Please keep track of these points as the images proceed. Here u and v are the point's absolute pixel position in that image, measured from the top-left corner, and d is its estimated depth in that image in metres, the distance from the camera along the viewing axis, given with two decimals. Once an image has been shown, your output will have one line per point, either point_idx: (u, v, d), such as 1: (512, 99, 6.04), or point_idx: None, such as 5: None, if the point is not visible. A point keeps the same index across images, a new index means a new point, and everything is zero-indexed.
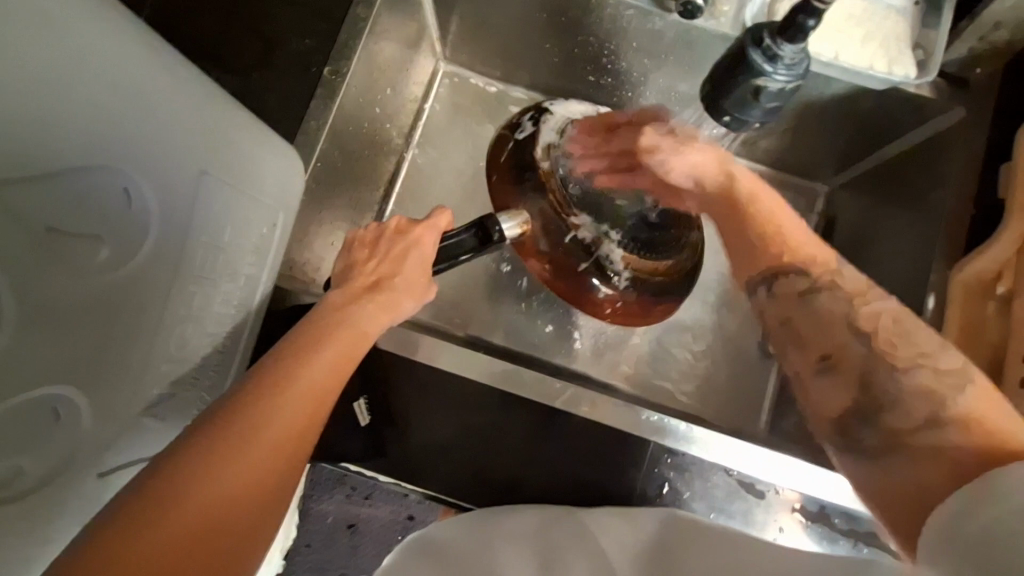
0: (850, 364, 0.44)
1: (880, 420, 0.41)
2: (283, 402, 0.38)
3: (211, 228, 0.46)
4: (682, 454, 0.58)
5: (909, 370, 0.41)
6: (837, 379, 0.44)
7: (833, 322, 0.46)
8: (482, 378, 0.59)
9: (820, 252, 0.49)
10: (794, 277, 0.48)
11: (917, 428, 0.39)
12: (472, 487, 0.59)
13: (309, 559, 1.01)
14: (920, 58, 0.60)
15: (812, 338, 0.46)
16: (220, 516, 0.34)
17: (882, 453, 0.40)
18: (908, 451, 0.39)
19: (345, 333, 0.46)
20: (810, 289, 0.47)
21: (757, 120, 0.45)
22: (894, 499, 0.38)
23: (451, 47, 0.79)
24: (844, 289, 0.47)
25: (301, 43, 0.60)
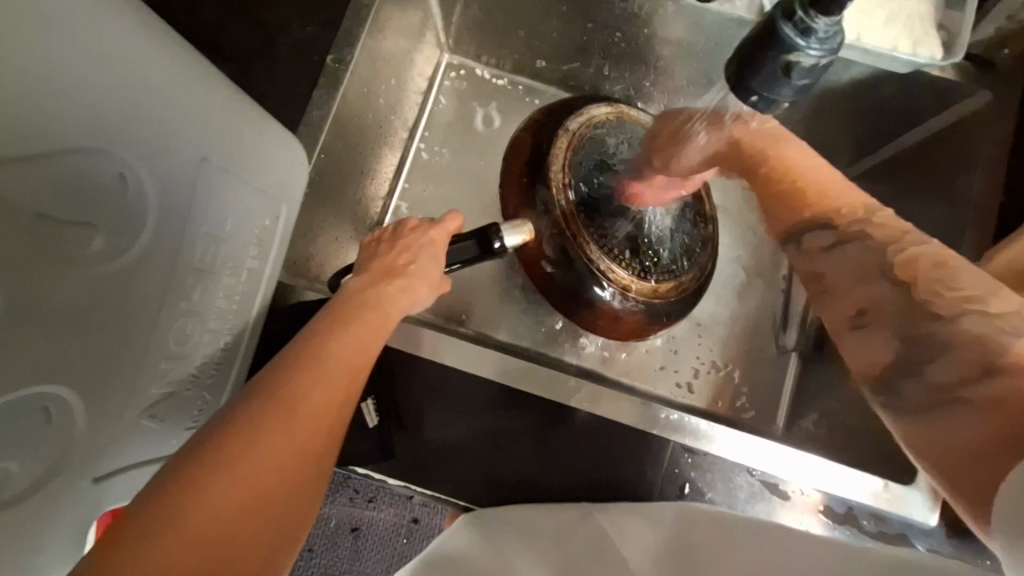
0: (882, 315, 0.43)
1: (927, 375, 0.39)
2: (310, 384, 0.36)
3: (211, 218, 0.44)
4: (702, 453, 0.56)
5: (956, 317, 0.39)
6: (872, 329, 0.43)
7: (867, 272, 0.44)
8: (495, 377, 0.57)
9: (855, 200, 0.48)
10: (815, 234, 0.48)
11: (973, 377, 0.37)
12: (484, 489, 0.57)
13: (311, 564, 0.99)
14: (945, 39, 0.57)
15: (846, 290, 0.45)
16: (253, 505, 0.32)
17: (929, 407, 0.39)
18: (967, 408, 0.36)
19: (368, 315, 0.44)
20: (841, 240, 0.46)
21: (788, 98, 0.43)
22: (963, 458, 0.35)
23: (456, 37, 0.77)
24: (875, 238, 0.45)
25: (302, 31, 0.58)
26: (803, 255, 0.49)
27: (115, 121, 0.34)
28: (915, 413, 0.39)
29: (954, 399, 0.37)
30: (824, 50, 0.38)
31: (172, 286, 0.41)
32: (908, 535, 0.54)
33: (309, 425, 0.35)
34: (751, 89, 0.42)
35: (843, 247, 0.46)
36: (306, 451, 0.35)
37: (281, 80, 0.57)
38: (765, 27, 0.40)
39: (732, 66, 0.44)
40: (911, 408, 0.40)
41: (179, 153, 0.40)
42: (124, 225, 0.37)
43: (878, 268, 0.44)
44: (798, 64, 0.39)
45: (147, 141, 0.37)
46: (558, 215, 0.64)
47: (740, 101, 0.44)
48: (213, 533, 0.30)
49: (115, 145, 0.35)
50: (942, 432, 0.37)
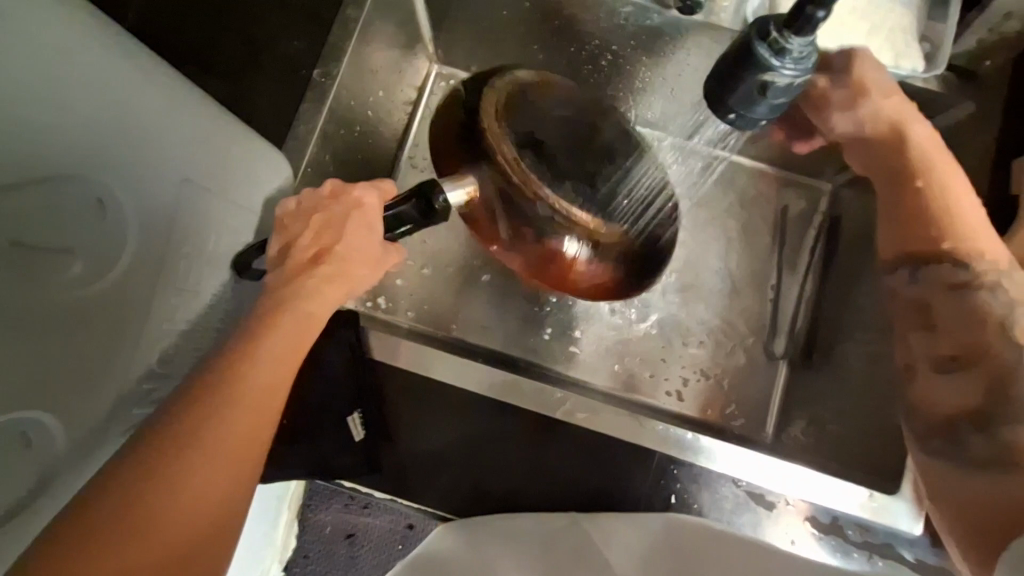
0: (985, 368, 0.45)
1: (1006, 432, 0.43)
2: (213, 424, 0.35)
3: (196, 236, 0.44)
4: (688, 464, 0.56)
5: None
6: (962, 377, 0.46)
7: (977, 321, 0.47)
8: (480, 390, 0.57)
9: (989, 245, 0.49)
10: (947, 270, 0.49)
11: None
12: (470, 499, 0.58)
13: (306, 570, 0.99)
14: (927, 50, 0.57)
15: (949, 329, 0.48)
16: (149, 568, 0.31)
17: (982, 463, 0.43)
18: (1021, 470, 0.41)
19: (292, 320, 0.41)
20: (965, 284, 0.48)
21: (765, 116, 0.43)
22: (989, 512, 0.41)
23: (445, 48, 0.77)
24: (1009, 292, 0.47)
25: (289, 45, 0.60)
26: (920, 285, 0.51)
27: (89, 149, 0.37)
28: (970, 464, 0.44)
29: (1014, 463, 0.41)
30: (798, 70, 0.39)
31: (156, 306, 0.42)
32: (892, 543, 0.55)
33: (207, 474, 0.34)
34: (728, 106, 0.43)
35: (960, 295, 0.48)
36: (202, 502, 0.33)
37: (270, 94, 0.59)
38: (740, 47, 0.40)
39: (709, 84, 0.44)
40: (967, 459, 0.44)
41: (160, 175, 0.41)
42: (102, 249, 0.38)
43: (981, 318, 0.46)
44: (772, 84, 0.40)
45: (125, 168, 0.39)
46: (498, 164, 0.52)
47: (718, 117, 0.45)
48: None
49: (97, 172, 0.37)
50: (968, 488, 0.43)
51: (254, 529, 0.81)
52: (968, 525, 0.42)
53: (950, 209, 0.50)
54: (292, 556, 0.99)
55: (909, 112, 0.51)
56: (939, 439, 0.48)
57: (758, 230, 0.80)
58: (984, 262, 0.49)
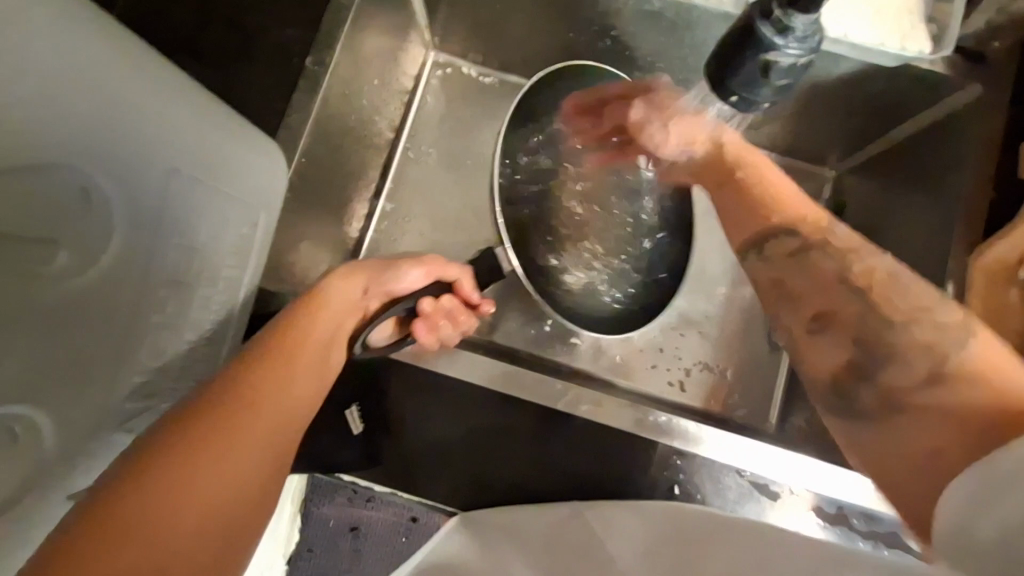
0: (844, 322, 0.43)
1: (881, 380, 0.41)
2: (234, 412, 0.40)
3: (185, 228, 0.43)
4: (692, 455, 0.55)
5: (903, 326, 0.41)
6: (828, 335, 0.44)
7: (827, 283, 0.45)
8: (483, 382, 0.56)
9: (808, 211, 0.49)
10: (787, 239, 0.47)
11: (917, 386, 0.39)
12: (473, 492, 0.57)
13: (312, 561, 1.01)
14: (935, 32, 0.56)
15: (805, 296, 0.45)
16: (191, 539, 0.35)
17: (876, 415, 0.40)
18: (911, 414, 0.39)
19: (314, 341, 0.51)
20: (802, 249, 0.46)
21: (768, 100, 0.42)
22: (899, 465, 0.38)
23: (442, 36, 0.76)
24: (835, 247, 0.46)
25: (283, 34, 0.59)
26: (771, 262, 0.47)
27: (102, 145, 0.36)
28: (874, 420, 0.40)
29: (901, 405, 0.39)
30: (803, 50, 0.38)
31: (143, 303, 0.41)
32: (898, 532, 0.53)
33: (226, 475, 0.37)
34: (730, 88, 0.41)
35: (801, 259, 0.46)
36: (225, 487, 0.37)
37: (263, 87, 0.58)
38: (745, 26, 0.39)
39: (712, 64, 0.42)
40: (858, 412, 0.41)
41: (147, 163, 0.39)
42: (92, 241, 0.37)
43: (838, 279, 0.44)
44: (776, 64, 0.38)
45: (114, 154, 0.37)
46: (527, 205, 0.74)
47: (720, 99, 0.43)
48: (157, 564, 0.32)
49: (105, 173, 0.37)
50: (899, 442, 0.39)
51: None
52: (908, 501, 0.37)
53: (756, 192, 0.51)
54: (297, 548, 1.00)
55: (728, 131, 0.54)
56: (829, 400, 0.43)
57: None
58: (809, 224, 0.48)
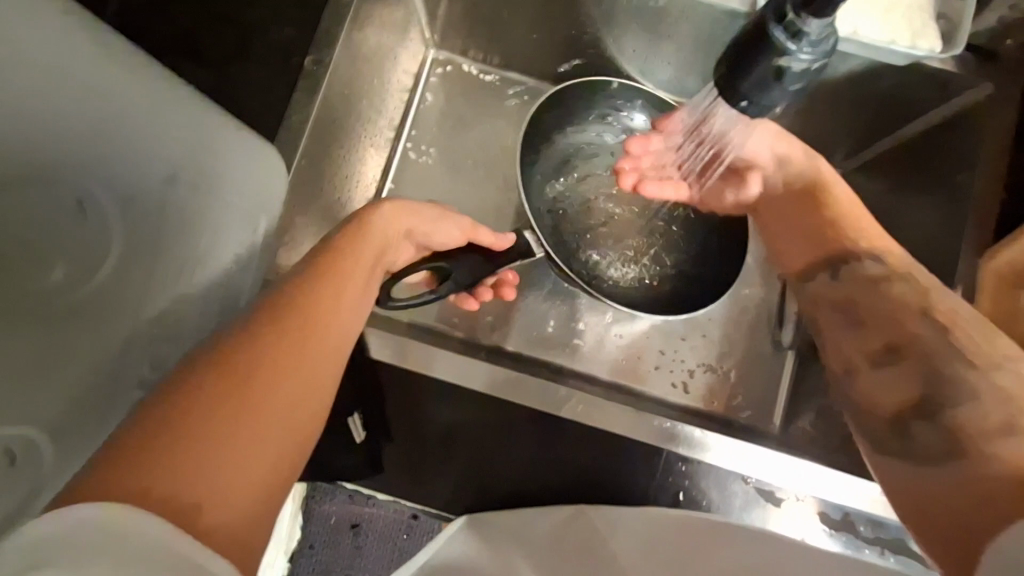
0: (913, 354, 0.43)
1: (947, 418, 0.39)
2: (253, 358, 0.35)
3: (169, 219, 0.45)
4: (697, 462, 0.54)
5: (986, 370, 0.40)
6: (894, 369, 0.44)
7: (904, 311, 0.46)
8: (481, 388, 0.54)
9: (892, 246, 0.52)
10: (869, 265, 0.50)
11: (991, 429, 0.37)
12: (476, 488, 0.61)
13: (313, 559, 1.00)
14: (945, 30, 0.55)
15: (873, 323, 0.47)
16: (212, 498, 0.30)
17: (928, 457, 0.39)
18: (967, 461, 0.37)
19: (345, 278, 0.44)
20: (886, 278, 0.48)
21: (780, 105, 0.41)
22: (946, 521, 0.37)
23: (442, 33, 0.75)
24: (919, 280, 0.47)
25: (280, 33, 0.58)
26: (845, 283, 0.51)
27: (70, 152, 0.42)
28: (918, 459, 0.40)
29: (962, 451, 0.38)
30: (815, 55, 0.37)
31: (145, 288, 0.45)
32: (902, 538, 0.53)
33: (253, 429, 0.33)
34: (740, 93, 0.40)
35: (880, 283, 0.48)
36: (250, 444, 0.32)
37: (262, 86, 0.57)
38: (755, 30, 0.38)
39: (721, 69, 0.41)
40: (921, 454, 0.40)
41: (143, 164, 0.44)
42: (100, 244, 0.44)
43: (909, 308, 0.46)
44: (788, 69, 0.37)
45: (101, 164, 0.44)
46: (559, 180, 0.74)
47: (729, 105, 0.41)
48: (189, 505, 0.29)
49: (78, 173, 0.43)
50: (927, 487, 0.39)
51: None
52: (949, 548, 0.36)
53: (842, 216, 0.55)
54: (298, 545, 0.99)
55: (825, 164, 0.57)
56: (877, 436, 0.44)
57: None
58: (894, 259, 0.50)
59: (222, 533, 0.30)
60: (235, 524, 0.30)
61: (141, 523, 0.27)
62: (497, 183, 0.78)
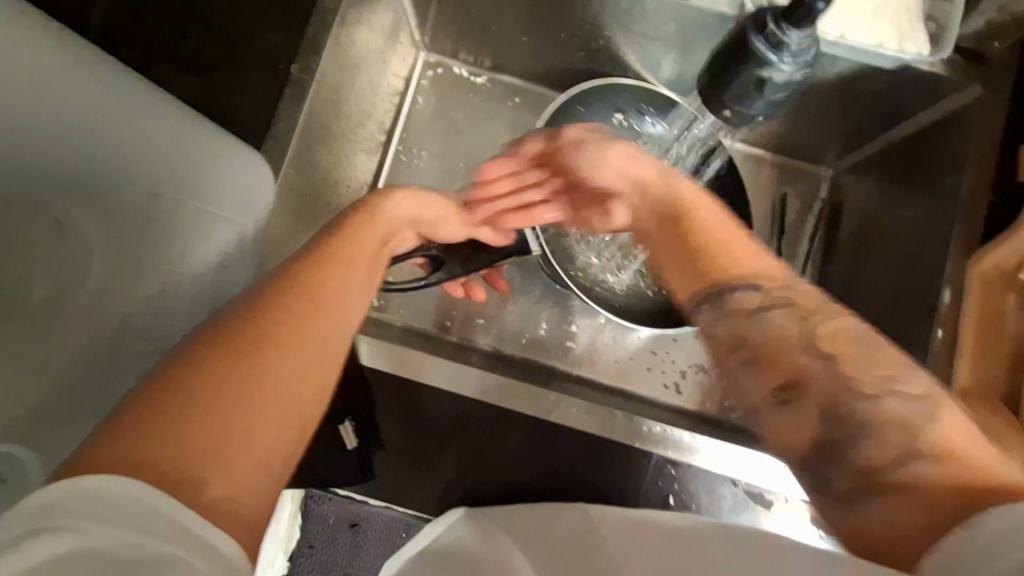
0: (812, 392, 0.39)
1: (851, 458, 0.37)
2: (269, 329, 0.35)
3: (153, 225, 0.45)
4: (685, 464, 0.55)
5: (878, 397, 0.37)
6: (798, 409, 0.39)
7: (783, 344, 0.40)
8: (472, 395, 0.55)
9: (757, 265, 0.45)
10: (743, 293, 0.43)
11: (892, 462, 0.35)
12: (469, 492, 0.60)
13: (312, 559, 1.01)
14: (933, 32, 0.55)
15: (771, 359, 0.41)
16: (201, 465, 0.29)
17: (850, 496, 0.37)
18: (888, 494, 0.35)
19: (358, 264, 0.43)
20: (762, 305, 0.42)
21: (762, 113, 0.41)
22: (871, 544, 0.35)
23: (432, 35, 0.75)
24: (798, 303, 0.42)
25: (268, 40, 0.58)
26: (728, 320, 0.43)
27: (55, 174, 0.41)
28: (843, 498, 0.37)
29: (880, 484, 0.35)
30: (796, 65, 0.37)
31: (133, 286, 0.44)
32: None
33: (258, 399, 0.32)
34: (723, 103, 0.41)
35: (762, 314, 0.42)
36: (246, 414, 0.32)
37: (249, 94, 0.57)
38: (736, 41, 0.38)
39: (704, 79, 0.42)
40: (832, 490, 0.38)
41: (128, 175, 0.44)
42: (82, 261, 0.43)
43: (800, 341, 0.40)
44: (769, 80, 0.38)
45: (82, 172, 0.42)
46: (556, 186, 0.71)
47: (713, 113, 0.43)
48: (191, 482, 0.29)
49: (58, 197, 0.42)
50: (858, 521, 0.36)
51: None
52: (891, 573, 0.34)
53: (710, 236, 0.47)
54: (297, 545, 1.00)
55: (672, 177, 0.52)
56: (846, 497, 0.37)
57: (760, 219, 0.78)
58: (748, 281, 0.44)
59: (225, 509, 0.29)
60: (239, 505, 0.30)
61: (147, 495, 0.27)
62: None
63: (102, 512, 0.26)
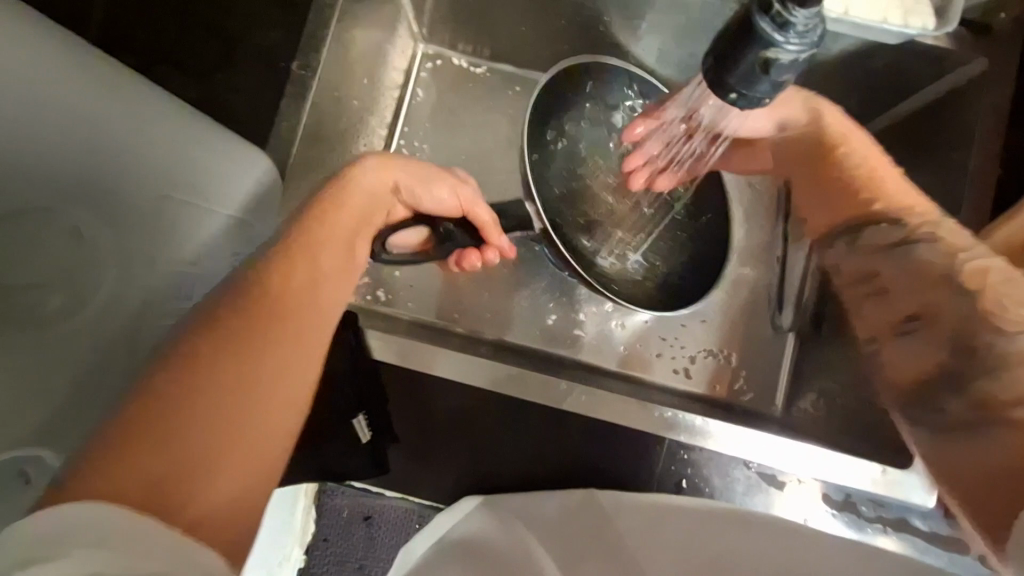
0: (930, 312, 0.43)
1: (972, 388, 0.40)
2: (231, 331, 0.36)
3: (149, 223, 0.44)
4: (699, 449, 0.55)
5: (1015, 335, 0.39)
6: (922, 336, 0.43)
7: (925, 278, 0.44)
8: (485, 385, 0.55)
9: (917, 202, 0.48)
10: (924, 248, 0.45)
11: (1017, 400, 0.37)
12: (480, 480, 0.61)
13: (327, 551, 1.02)
14: (937, 5, 0.54)
15: (902, 295, 0.46)
16: (171, 484, 0.30)
17: (967, 426, 0.40)
18: (1009, 427, 0.37)
19: (334, 235, 0.45)
20: (905, 240, 0.46)
21: (767, 95, 0.41)
22: (983, 484, 0.38)
23: (430, 27, 0.74)
24: (945, 242, 0.45)
25: (265, 38, 0.58)
26: (858, 254, 0.50)
27: (53, 178, 0.40)
28: (957, 429, 0.40)
29: (1010, 422, 0.37)
30: (803, 45, 0.36)
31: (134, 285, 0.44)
32: (905, 517, 0.54)
33: (227, 410, 0.33)
34: (728, 86, 0.41)
35: (901, 250, 0.46)
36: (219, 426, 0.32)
37: (249, 94, 0.57)
38: (744, 19, 0.37)
39: (709, 61, 0.42)
40: (945, 424, 0.41)
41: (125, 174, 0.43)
42: (88, 276, 0.42)
43: (941, 278, 0.43)
44: (776, 60, 0.37)
45: (84, 179, 0.42)
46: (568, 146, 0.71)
47: (719, 97, 0.42)
48: (165, 504, 0.30)
49: (67, 204, 0.41)
50: (983, 454, 0.38)
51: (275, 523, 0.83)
52: (986, 511, 0.37)
53: (866, 174, 0.51)
54: (313, 538, 1.01)
55: (844, 125, 0.53)
56: (909, 411, 0.45)
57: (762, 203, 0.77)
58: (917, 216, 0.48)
59: (211, 526, 0.30)
60: (224, 515, 0.31)
61: (128, 520, 0.28)
62: (492, 176, 0.78)
63: (85, 536, 0.27)
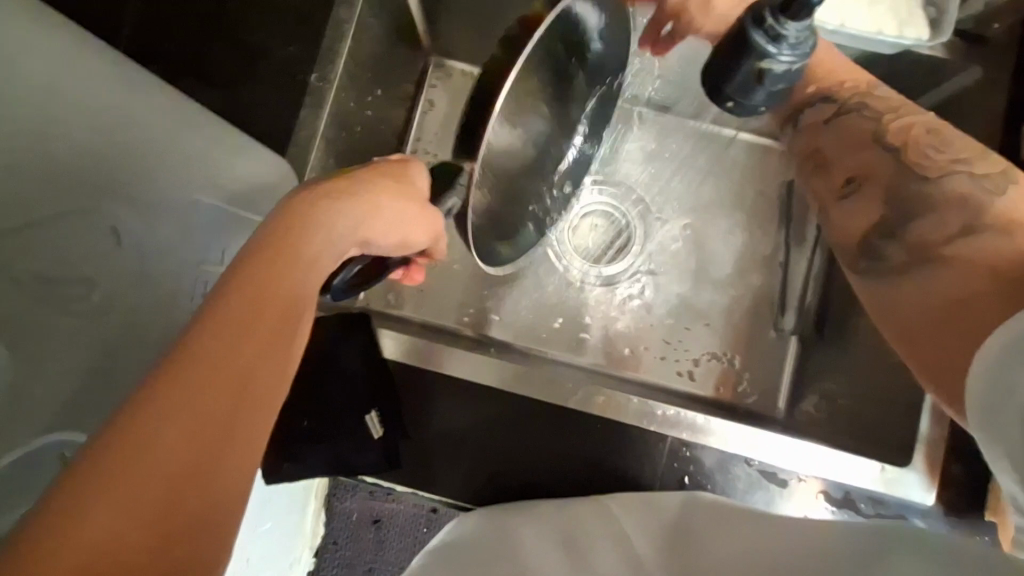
0: (875, 180, 0.49)
1: (911, 231, 0.46)
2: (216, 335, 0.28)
3: (177, 224, 0.48)
4: (700, 445, 0.57)
5: (943, 178, 0.46)
6: (862, 195, 0.50)
7: (859, 140, 0.51)
8: (494, 383, 0.58)
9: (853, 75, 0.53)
10: (859, 118, 0.51)
11: (952, 237, 0.43)
12: (487, 488, 0.60)
13: (337, 555, 1.03)
14: (933, 17, 0.56)
15: (841, 158, 0.52)
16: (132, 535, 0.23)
17: (906, 264, 0.45)
18: (942, 261, 0.43)
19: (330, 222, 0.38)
20: (842, 111, 0.52)
21: (761, 104, 0.43)
22: (925, 312, 0.42)
23: (441, 40, 0.77)
24: (873, 106, 0.51)
25: (285, 51, 0.61)
26: (829, 142, 0.53)
27: (89, 175, 0.43)
28: (889, 269, 0.46)
29: (943, 258, 0.43)
30: (794, 56, 0.38)
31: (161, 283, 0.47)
32: (905, 514, 0.55)
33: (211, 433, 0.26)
34: (725, 94, 0.43)
35: (835, 123, 0.52)
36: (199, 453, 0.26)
37: (268, 105, 0.60)
38: (739, 31, 0.39)
39: (707, 69, 0.44)
40: (884, 266, 0.46)
41: (164, 176, 0.46)
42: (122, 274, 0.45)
43: (874, 137, 0.50)
44: (770, 71, 0.39)
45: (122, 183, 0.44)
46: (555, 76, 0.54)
47: (716, 104, 0.45)
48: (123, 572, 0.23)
49: (108, 202, 0.44)
50: (908, 292, 0.44)
51: (286, 525, 0.84)
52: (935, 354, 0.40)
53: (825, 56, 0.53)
54: (323, 541, 1.03)
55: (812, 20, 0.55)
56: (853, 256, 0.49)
57: (764, 207, 0.78)
58: (848, 88, 0.53)
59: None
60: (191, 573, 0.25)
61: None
62: None
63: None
